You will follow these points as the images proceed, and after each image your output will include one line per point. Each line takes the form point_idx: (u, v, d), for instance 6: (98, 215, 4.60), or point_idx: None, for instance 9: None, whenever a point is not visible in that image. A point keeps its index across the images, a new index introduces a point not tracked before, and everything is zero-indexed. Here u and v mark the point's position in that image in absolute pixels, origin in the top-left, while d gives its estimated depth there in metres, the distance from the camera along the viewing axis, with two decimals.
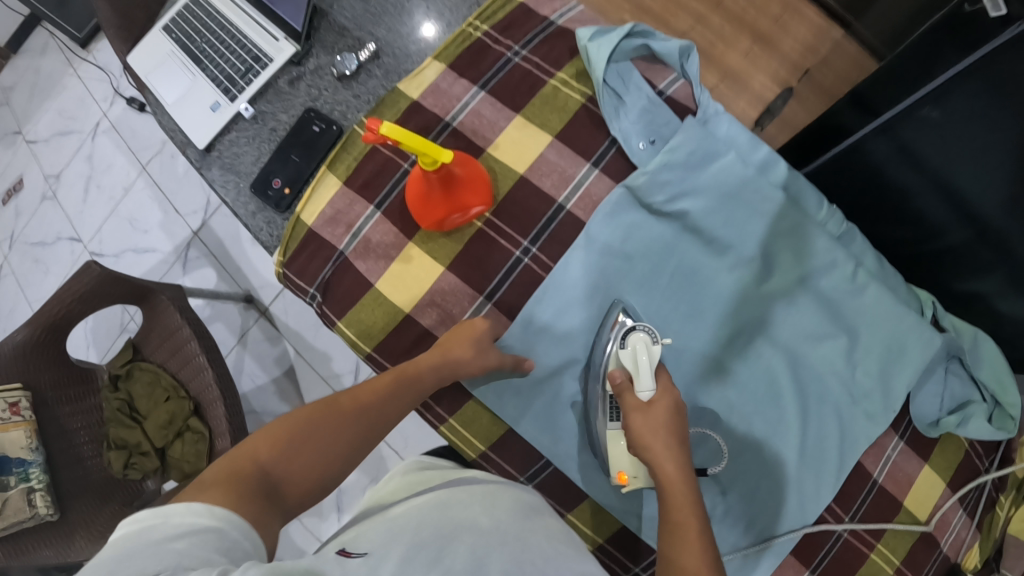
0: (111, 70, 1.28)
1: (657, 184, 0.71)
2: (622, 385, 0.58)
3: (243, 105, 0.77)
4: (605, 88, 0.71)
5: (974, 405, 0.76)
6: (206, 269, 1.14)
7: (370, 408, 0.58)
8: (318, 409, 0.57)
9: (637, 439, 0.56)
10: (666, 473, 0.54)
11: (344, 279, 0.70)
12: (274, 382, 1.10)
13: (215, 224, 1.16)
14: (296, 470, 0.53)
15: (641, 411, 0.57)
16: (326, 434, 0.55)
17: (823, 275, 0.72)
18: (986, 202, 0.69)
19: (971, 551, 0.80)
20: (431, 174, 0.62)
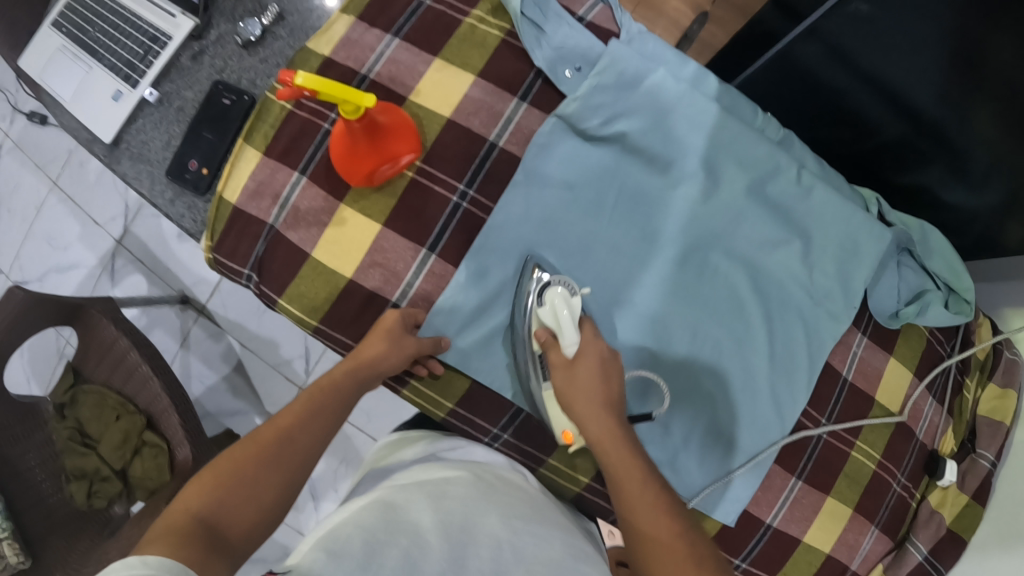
0: (6, 86, 1.16)
1: (590, 108, 0.68)
2: (547, 342, 0.60)
3: (146, 89, 0.73)
4: (524, 20, 0.67)
5: (930, 294, 0.77)
6: (136, 275, 1.07)
7: (296, 428, 0.55)
8: (243, 445, 0.54)
9: (565, 397, 0.59)
10: (602, 436, 0.57)
11: (277, 252, 0.66)
12: (226, 379, 1.05)
13: (138, 229, 1.08)
14: (236, 509, 0.50)
15: (568, 367, 0.59)
16: (256, 467, 0.52)
17: (772, 182, 0.71)
18: (917, 94, 0.70)
19: (946, 436, 0.83)
20: (354, 124, 0.58)
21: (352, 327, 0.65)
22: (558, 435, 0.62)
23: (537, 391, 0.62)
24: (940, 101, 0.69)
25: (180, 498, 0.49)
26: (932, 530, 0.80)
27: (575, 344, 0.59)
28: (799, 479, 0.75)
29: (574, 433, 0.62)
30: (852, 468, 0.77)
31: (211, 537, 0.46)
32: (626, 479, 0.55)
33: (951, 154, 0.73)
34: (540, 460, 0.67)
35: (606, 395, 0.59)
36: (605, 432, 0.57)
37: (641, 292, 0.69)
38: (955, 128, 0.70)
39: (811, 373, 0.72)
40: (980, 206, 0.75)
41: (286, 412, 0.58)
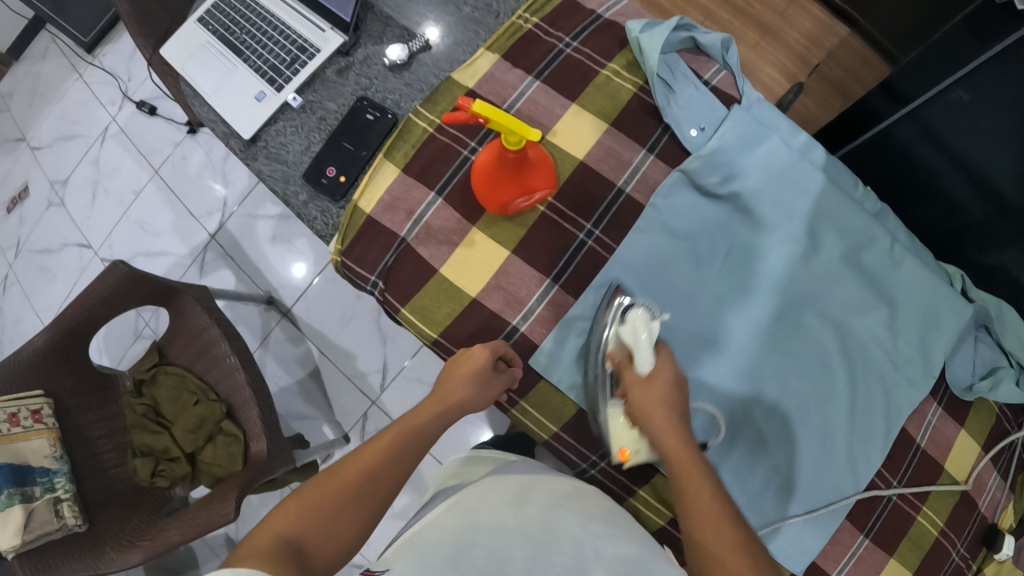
0: (119, 74, 1.20)
1: (711, 166, 0.71)
2: (623, 361, 0.60)
3: (291, 94, 0.78)
4: (659, 79, 0.72)
5: (1003, 370, 0.81)
6: (223, 270, 1.11)
7: (385, 467, 0.56)
8: (330, 475, 0.54)
9: (641, 414, 0.57)
10: (674, 451, 0.55)
11: (406, 264, 0.71)
12: (298, 383, 1.10)
13: (231, 226, 1.12)
14: (320, 538, 0.50)
15: (642, 384, 0.58)
16: (342, 498, 0.52)
17: (867, 251, 0.76)
18: (1005, 183, 0.74)
19: (1007, 511, 0.85)
20: (509, 153, 0.62)
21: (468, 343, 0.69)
22: (614, 450, 0.64)
23: (603, 405, 0.63)
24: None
25: (269, 521, 0.50)
26: None
27: (650, 364, 0.58)
28: (867, 537, 0.78)
29: (631, 454, 0.63)
30: (916, 532, 0.79)
31: (298, 561, 0.46)
32: (694, 501, 0.52)
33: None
34: (631, 492, 0.70)
35: (679, 407, 0.57)
36: (693, 475, 0.53)
37: (741, 343, 0.73)
38: None
39: (889, 432, 0.76)
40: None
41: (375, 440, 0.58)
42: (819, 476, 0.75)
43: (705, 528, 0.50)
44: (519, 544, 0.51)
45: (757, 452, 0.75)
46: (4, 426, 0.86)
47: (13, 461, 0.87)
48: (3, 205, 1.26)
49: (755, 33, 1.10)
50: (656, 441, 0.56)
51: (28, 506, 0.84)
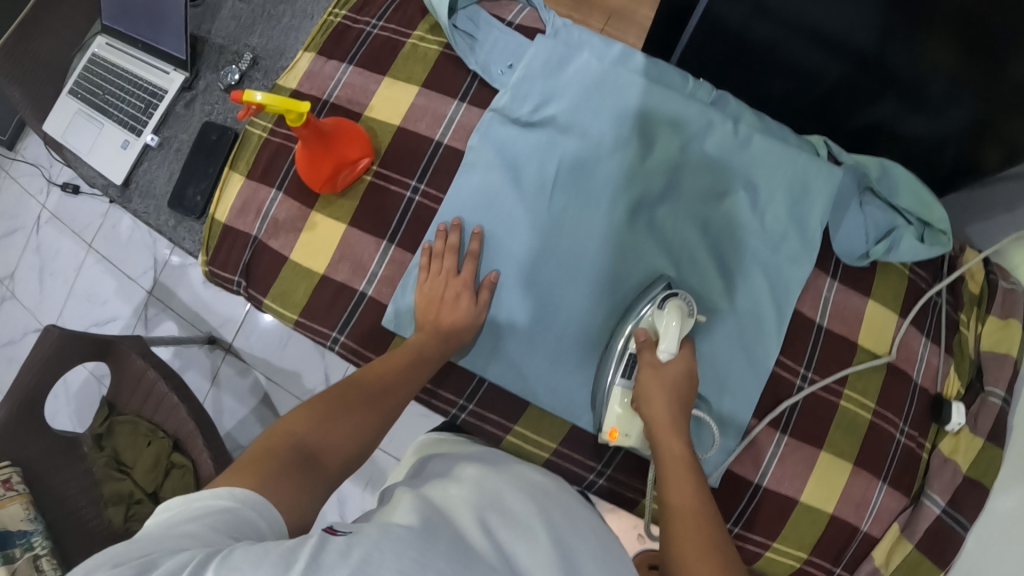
0: (41, 162, 1.28)
1: (520, 98, 0.73)
2: (645, 341, 0.63)
3: (149, 136, 0.83)
4: (456, 32, 0.74)
5: (901, 229, 0.76)
6: (167, 321, 1.15)
7: (387, 389, 0.60)
8: (339, 393, 0.58)
9: (644, 388, 0.61)
10: (661, 426, 0.59)
11: (262, 257, 0.74)
12: (254, 411, 1.11)
13: (166, 279, 1.17)
14: (331, 447, 0.53)
15: (655, 368, 0.62)
16: (352, 407, 0.57)
17: (705, 138, 0.74)
18: (860, 31, 0.70)
19: (950, 378, 0.79)
20: (302, 131, 0.66)
21: (327, 317, 0.71)
22: (604, 429, 0.65)
23: (610, 385, 0.65)
24: (883, 37, 0.69)
25: (280, 426, 0.53)
26: (948, 479, 0.77)
27: (670, 353, 0.61)
28: (786, 434, 0.74)
29: (619, 436, 0.64)
30: (844, 418, 0.75)
31: (309, 466, 0.50)
32: (683, 492, 0.55)
33: (901, 88, 0.74)
34: (507, 429, 0.70)
35: (683, 403, 0.61)
36: (681, 467, 0.57)
37: (591, 260, 0.70)
38: (894, 52, 0.71)
39: (776, 318, 0.73)
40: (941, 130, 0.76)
41: (387, 358, 0.64)
42: (707, 371, 0.73)
43: (683, 510, 0.54)
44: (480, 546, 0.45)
45: None
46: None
47: None
48: None
49: None
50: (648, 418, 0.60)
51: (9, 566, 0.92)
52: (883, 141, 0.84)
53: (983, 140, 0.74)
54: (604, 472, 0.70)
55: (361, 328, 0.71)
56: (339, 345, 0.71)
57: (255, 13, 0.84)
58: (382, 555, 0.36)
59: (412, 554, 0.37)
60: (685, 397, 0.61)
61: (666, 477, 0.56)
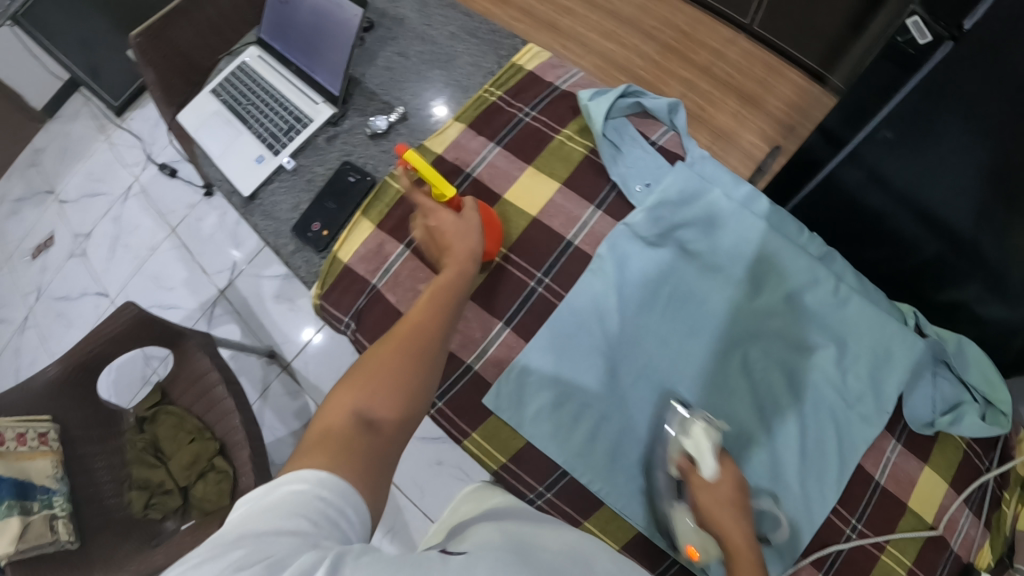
0: (143, 137, 1.33)
1: (653, 219, 0.77)
2: (687, 468, 0.62)
3: (286, 158, 0.86)
4: (605, 141, 0.79)
5: (966, 405, 0.82)
6: (230, 325, 1.16)
7: (423, 329, 0.55)
8: (375, 353, 0.53)
9: (704, 513, 0.58)
10: (737, 546, 0.55)
11: (376, 307, 0.77)
12: (292, 435, 1.11)
13: (240, 285, 1.18)
14: (386, 399, 0.49)
15: (707, 487, 0.60)
16: (394, 355, 0.52)
17: (809, 293, 0.79)
18: (962, 222, 0.75)
19: (983, 550, 0.83)
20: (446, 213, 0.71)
21: None
22: (683, 551, 0.66)
23: (668, 509, 0.67)
24: (979, 226, 0.73)
25: (332, 402, 0.50)
26: None
27: (714, 470, 0.61)
28: None
29: (699, 551, 0.65)
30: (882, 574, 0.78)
31: (367, 431, 0.47)
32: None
33: (993, 276, 0.78)
34: (578, 523, 0.73)
35: (742, 508, 0.58)
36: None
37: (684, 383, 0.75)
38: (989, 246, 0.75)
39: (840, 470, 0.77)
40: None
41: (413, 309, 0.57)
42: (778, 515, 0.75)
43: None
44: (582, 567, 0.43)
45: None
46: (11, 444, 0.93)
47: (16, 477, 0.93)
48: (28, 252, 1.38)
49: (734, 101, 1.26)
50: (721, 539, 0.56)
51: (24, 519, 0.89)
52: (964, 320, 0.88)
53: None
54: None
55: (461, 399, 0.74)
56: (434, 409, 0.75)
57: (412, 71, 0.89)
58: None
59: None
60: (740, 500, 0.58)
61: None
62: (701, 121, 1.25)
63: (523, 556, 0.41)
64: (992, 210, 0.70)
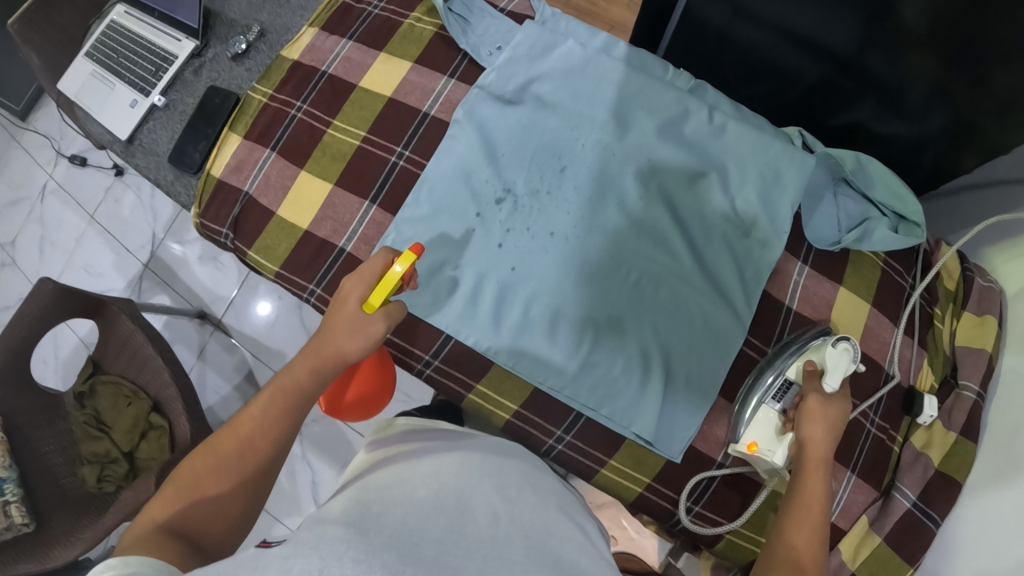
0: (53, 135, 1.45)
1: (506, 77, 0.79)
2: (810, 374, 0.65)
3: (155, 96, 0.86)
4: (451, 14, 0.81)
5: (874, 219, 0.77)
6: (160, 294, 1.31)
7: (252, 445, 0.57)
8: (203, 454, 0.57)
9: (806, 413, 0.63)
10: (815, 457, 0.61)
11: (251, 212, 0.77)
12: (236, 389, 1.23)
13: (161, 255, 1.33)
14: (208, 524, 0.54)
15: (825, 399, 0.63)
16: (216, 473, 0.56)
17: (684, 123, 0.77)
18: (838, 42, 0.75)
19: (923, 373, 0.79)
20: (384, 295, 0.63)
21: (307, 270, 0.73)
22: (743, 442, 0.68)
23: (764, 406, 0.68)
24: (866, 48, 0.74)
25: (153, 509, 0.55)
26: (919, 473, 0.75)
27: (836, 387, 0.63)
28: None
29: (759, 448, 0.67)
30: None
31: (185, 545, 0.51)
32: (814, 467, 0.60)
33: (888, 95, 0.78)
34: (469, 387, 0.70)
35: (840, 430, 0.62)
36: (816, 485, 0.59)
37: (565, 235, 0.73)
38: (871, 60, 0.75)
39: (748, 300, 0.74)
40: (922, 135, 0.81)
41: (246, 414, 0.59)
42: (689, 353, 0.72)
43: (802, 520, 0.57)
44: (432, 515, 0.49)
45: (618, 337, 0.71)
46: None
47: None
48: None
49: None
50: (803, 444, 0.63)
51: None
52: (863, 141, 0.89)
53: (964, 145, 0.78)
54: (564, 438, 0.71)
55: (336, 281, 0.72)
56: (315, 298, 0.73)
57: None
58: (317, 563, 0.39)
59: (354, 555, 0.40)
60: (844, 428, 0.62)
61: (805, 468, 0.61)
62: (594, 16, 1.22)
63: (362, 526, 0.46)
64: (869, 19, 0.71)
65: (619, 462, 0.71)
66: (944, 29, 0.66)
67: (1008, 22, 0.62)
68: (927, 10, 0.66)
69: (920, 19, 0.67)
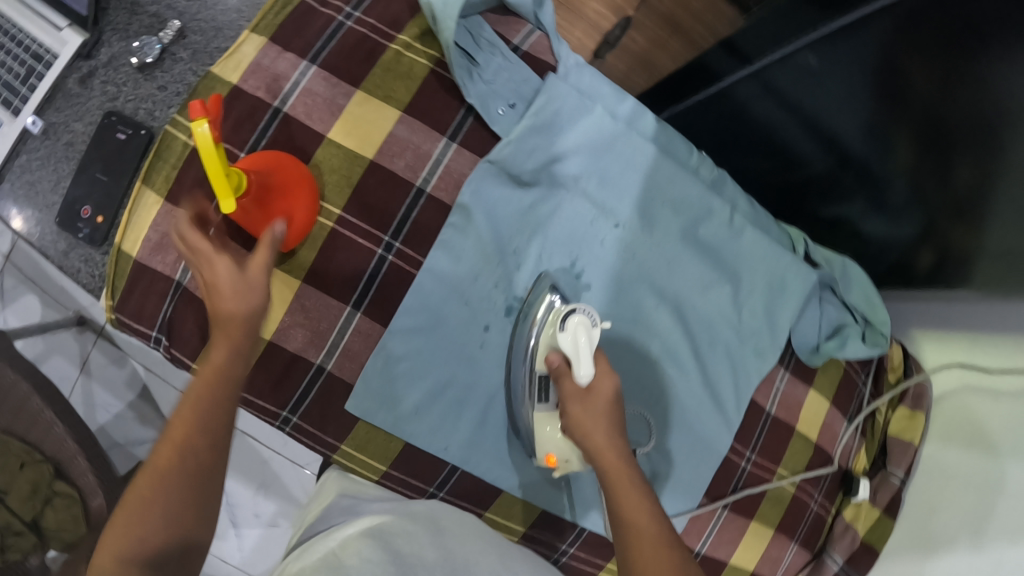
0: None
1: (524, 153, 0.66)
2: (561, 369, 0.56)
3: (28, 117, 0.63)
4: (456, 50, 0.64)
5: (849, 328, 0.83)
6: (28, 296, 1.04)
7: (197, 462, 0.46)
8: (146, 478, 0.45)
9: (575, 422, 0.54)
10: (612, 465, 0.51)
11: (188, 312, 0.61)
12: (131, 407, 1.04)
13: (25, 244, 1.05)
14: (161, 559, 0.45)
15: (581, 399, 0.54)
16: (161, 503, 0.45)
17: (703, 226, 0.73)
18: (852, 140, 0.74)
19: (859, 455, 0.89)
20: (247, 198, 0.54)
21: (275, 393, 0.61)
22: (542, 457, 0.61)
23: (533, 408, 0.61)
24: (868, 143, 0.73)
25: (96, 560, 0.45)
26: (847, 542, 0.85)
27: (590, 374, 0.54)
28: (725, 509, 0.78)
29: (558, 459, 0.60)
30: (775, 493, 0.81)
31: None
32: (628, 497, 0.50)
33: (875, 189, 0.78)
34: (476, 514, 0.67)
35: (619, 424, 0.54)
36: (628, 488, 0.51)
37: None
38: (877, 165, 0.75)
39: (738, 404, 0.76)
40: (896, 238, 0.82)
41: (182, 412, 0.46)
42: (690, 457, 0.75)
43: (642, 540, 0.49)
44: None
45: None
46: None
47: None
48: None
49: None
50: (592, 451, 0.53)
51: None
52: (843, 238, 0.90)
53: (922, 247, 0.80)
54: (567, 551, 0.70)
55: (317, 408, 0.62)
56: (290, 426, 0.62)
57: None
58: None
59: None
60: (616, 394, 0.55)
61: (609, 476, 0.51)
62: None
63: None
64: (884, 125, 0.70)
65: (614, 564, 0.72)
66: (937, 129, 0.66)
67: (981, 102, 0.61)
68: (939, 89, 0.63)
69: (929, 105, 0.65)
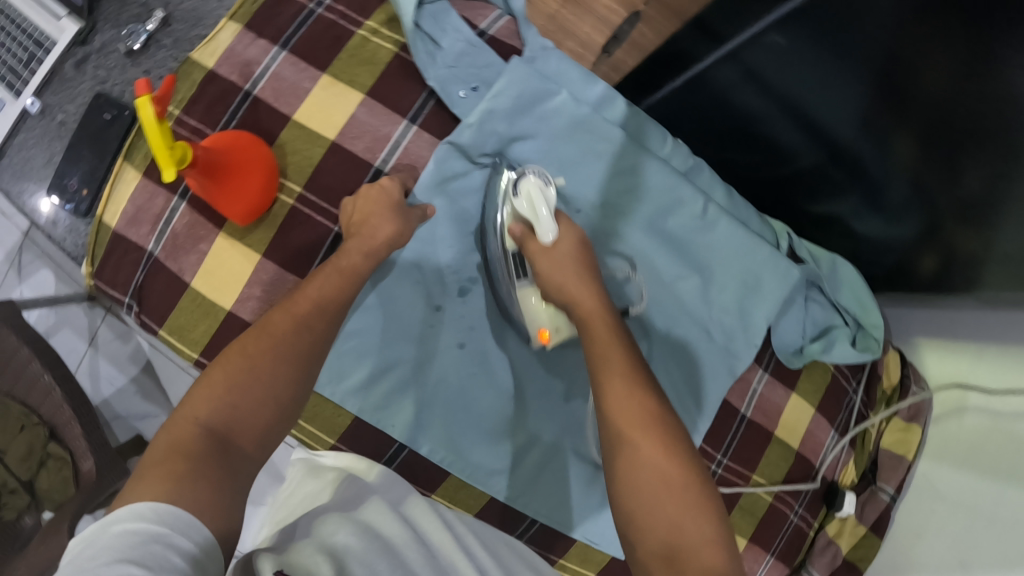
0: None
1: (484, 135, 0.66)
2: (524, 234, 0.60)
3: (29, 100, 0.69)
4: (417, 34, 0.66)
5: (837, 330, 0.79)
6: (43, 270, 1.12)
7: (310, 324, 0.52)
8: (255, 333, 0.51)
9: (546, 275, 0.58)
10: (587, 310, 0.56)
11: (156, 282, 0.64)
12: (134, 381, 1.09)
13: None
14: (247, 419, 0.47)
15: (546, 252, 0.58)
16: (273, 356, 0.49)
17: (671, 215, 0.71)
18: (843, 130, 0.68)
19: (847, 469, 0.82)
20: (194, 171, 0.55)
21: None
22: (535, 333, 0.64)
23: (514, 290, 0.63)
24: (860, 136, 0.68)
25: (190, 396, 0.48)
26: (828, 559, 0.80)
27: (552, 231, 0.58)
28: None
29: (550, 333, 0.63)
30: (748, 501, 0.77)
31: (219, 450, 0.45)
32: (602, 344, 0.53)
33: (872, 187, 0.72)
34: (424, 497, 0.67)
35: (588, 265, 0.59)
36: (604, 338, 0.53)
37: None
38: (870, 158, 0.69)
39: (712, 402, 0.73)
40: (896, 237, 0.77)
41: (301, 293, 0.54)
42: None
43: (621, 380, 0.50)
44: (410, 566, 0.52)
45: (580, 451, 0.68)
46: None
47: None
48: None
49: None
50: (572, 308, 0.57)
51: None
52: (836, 233, 0.84)
53: (926, 246, 0.74)
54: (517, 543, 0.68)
55: None
56: None
57: None
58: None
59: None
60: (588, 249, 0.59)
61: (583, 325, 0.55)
62: None
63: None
64: (877, 116, 0.65)
65: (567, 561, 0.69)
66: (942, 119, 0.60)
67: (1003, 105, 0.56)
68: (949, 76, 0.57)
69: (935, 91, 0.59)
